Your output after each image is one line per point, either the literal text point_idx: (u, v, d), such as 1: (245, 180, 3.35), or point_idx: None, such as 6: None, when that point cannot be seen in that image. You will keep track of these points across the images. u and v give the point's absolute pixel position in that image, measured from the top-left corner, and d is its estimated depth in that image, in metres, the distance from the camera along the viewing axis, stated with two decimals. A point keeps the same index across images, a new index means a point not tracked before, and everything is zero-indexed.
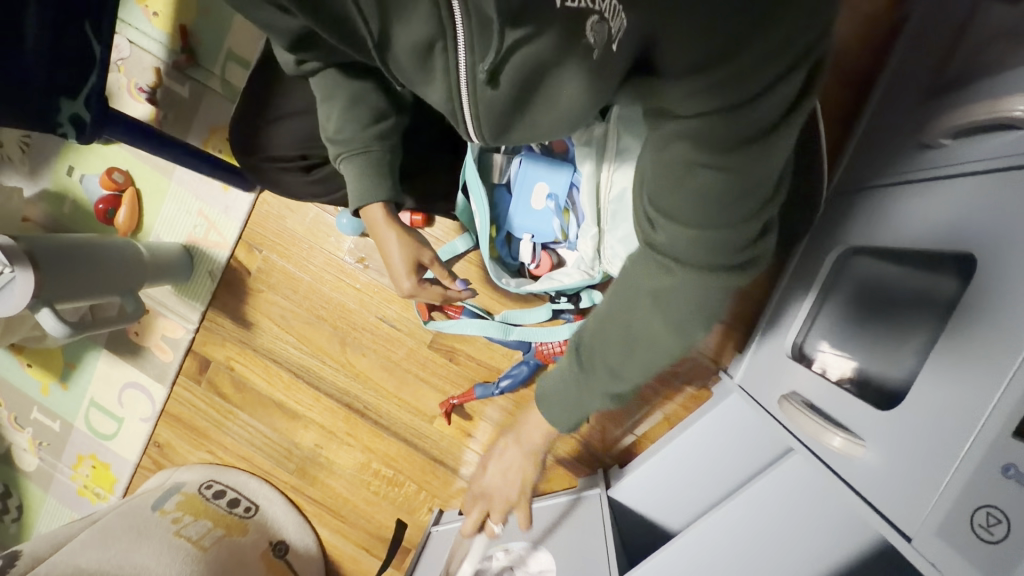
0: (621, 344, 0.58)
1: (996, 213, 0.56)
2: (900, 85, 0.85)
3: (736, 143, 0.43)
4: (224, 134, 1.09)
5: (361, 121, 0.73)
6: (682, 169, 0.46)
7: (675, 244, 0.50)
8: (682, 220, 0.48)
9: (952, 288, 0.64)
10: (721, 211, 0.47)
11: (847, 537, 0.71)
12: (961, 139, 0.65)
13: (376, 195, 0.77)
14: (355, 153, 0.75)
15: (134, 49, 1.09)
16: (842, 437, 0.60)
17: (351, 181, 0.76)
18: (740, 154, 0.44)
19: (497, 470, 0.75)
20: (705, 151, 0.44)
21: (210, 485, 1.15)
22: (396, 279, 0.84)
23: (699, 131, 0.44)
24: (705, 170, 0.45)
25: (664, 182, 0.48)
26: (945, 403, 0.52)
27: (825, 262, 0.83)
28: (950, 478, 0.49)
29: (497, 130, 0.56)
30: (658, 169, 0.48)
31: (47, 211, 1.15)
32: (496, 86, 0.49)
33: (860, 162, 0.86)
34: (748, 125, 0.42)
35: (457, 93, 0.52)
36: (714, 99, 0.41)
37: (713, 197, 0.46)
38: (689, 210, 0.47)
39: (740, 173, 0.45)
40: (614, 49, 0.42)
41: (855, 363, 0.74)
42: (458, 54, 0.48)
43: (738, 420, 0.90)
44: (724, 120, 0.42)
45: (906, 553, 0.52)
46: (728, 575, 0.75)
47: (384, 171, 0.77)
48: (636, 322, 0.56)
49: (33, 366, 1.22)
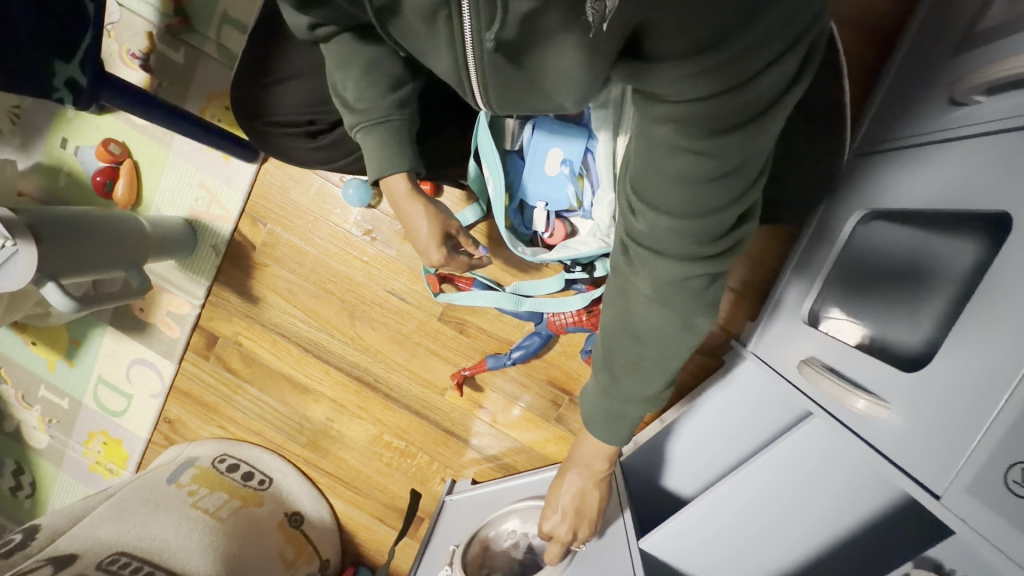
0: (623, 320, 0.56)
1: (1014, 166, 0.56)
2: (928, 41, 0.82)
3: (725, 127, 0.40)
4: (222, 102, 1.05)
5: (379, 90, 0.71)
6: (667, 156, 0.43)
7: (656, 232, 0.48)
8: (666, 208, 0.46)
9: (972, 254, 0.64)
10: (705, 198, 0.44)
11: (862, 496, 0.73)
12: (996, 95, 0.62)
13: (396, 167, 0.74)
14: (375, 123, 0.72)
15: (124, 12, 1.04)
16: (866, 399, 0.60)
17: (370, 154, 0.74)
18: (728, 139, 0.41)
19: (569, 499, 0.74)
20: (693, 137, 0.41)
21: (223, 459, 1.15)
22: (424, 251, 0.82)
23: (688, 116, 0.40)
24: (691, 155, 0.42)
25: (648, 163, 0.45)
26: (977, 360, 0.51)
27: (844, 227, 0.82)
28: (983, 435, 0.49)
29: (503, 94, 0.54)
30: (644, 152, 0.45)
31: (42, 185, 1.11)
32: (504, 56, 0.48)
33: (883, 122, 0.84)
34: (742, 105, 0.39)
35: (463, 60, 0.51)
36: (706, 85, 0.38)
37: (699, 186, 0.44)
38: (672, 199, 0.45)
39: (729, 159, 0.42)
40: (607, 28, 0.36)
41: (867, 328, 0.74)
42: (464, 23, 0.47)
43: (752, 386, 0.91)
44: (716, 105, 0.39)
45: (935, 509, 0.53)
46: (747, 534, 0.78)
47: (405, 141, 0.74)
48: (636, 317, 0.54)
49: (38, 344, 1.21)
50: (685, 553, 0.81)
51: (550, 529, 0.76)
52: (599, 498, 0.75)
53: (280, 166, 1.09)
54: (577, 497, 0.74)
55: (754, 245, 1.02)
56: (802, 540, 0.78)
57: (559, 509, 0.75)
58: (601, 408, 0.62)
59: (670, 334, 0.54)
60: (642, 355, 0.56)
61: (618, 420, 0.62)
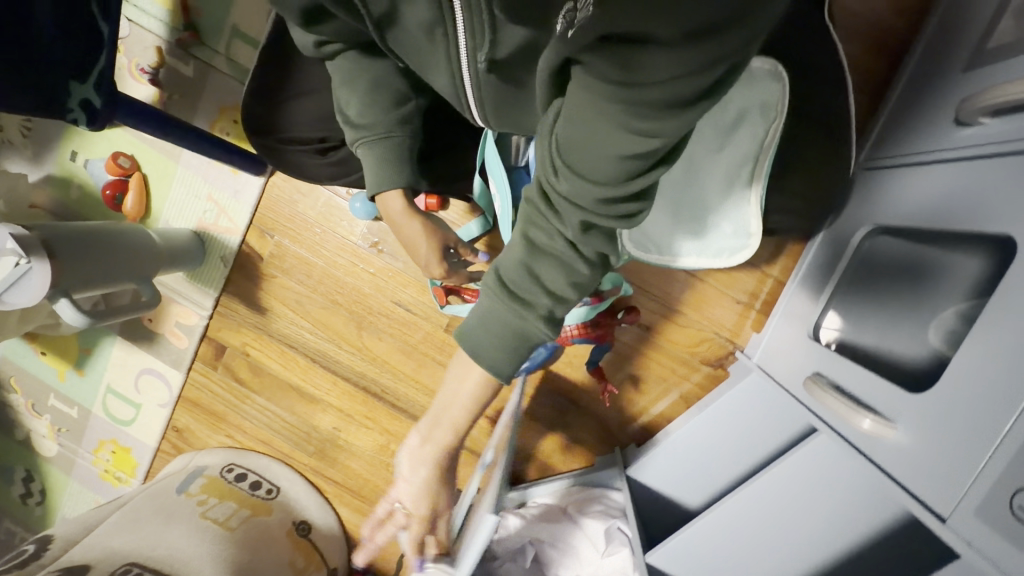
0: (527, 253, 0.50)
1: (1003, 192, 0.59)
2: (933, 60, 0.83)
3: (669, 113, 0.37)
4: (232, 115, 1.06)
5: (383, 109, 0.72)
6: (610, 125, 0.39)
7: (579, 193, 0.44)
8: (592, 175, 0.42)
9: (976, 268, 0.65)
10: (632, 170, 0.41)
11: (867, 513, 0.73)
12: (1003, 116, 0.63)
13: (395, 183, 0.75)
14: (376, 138, 0.73)
15: (135, 27, 1.05)
16: (872, 419, 0.61)
17: (370, 168, 0.74)
18: (670, 123, 0.37)
19: (412, 467, 0.64)
20: (644, 112, 0.37)
21: (232, 468, 1.17)
22: (426, 267, 0.84)
23: (640, 97, 0.36)
24: (628, 132, 0.38)
25: (583, 130, 0.40)
26: (981, 378, 0.52)
27: (851, 242, 0.83)
28: (990, 458, 0.49)
29: (497, 108, 0.59)
30: (580, 117, 0.40)
31: (53, 197, 1.13)
32: (497, 74, 0.52)
33: (890, 136, 0.85)
34: (695, 93, 0.35)
35: (460, 77, 0.56)
36: (676, 68, 0.33)
37: (636, 159, 0.40)
38: (599, 167, 0.41)
39: (669, 137, 0.39)
40: (571, 36, 0.36)
41: (868, 341, 0.76)
42: (459, 45, 0.51)
43: (760, 400, 0.91)
44: (667, 91, 0.35)
45: (939, 532, 0.52)
46: (752, 546, 0.79)
47: (403, 158, 0.75)
48: (540, 264, 0.50)
49: (48, 353, 1.22)
50: (691, 568, 0.83)
51: (395, 498, 0.66)
52: (439, 485, 0.65)
53: (288, 179, 1.09)
54: (420, 468, 0.64)
55: (761, 258, 1.02)
56: (809, 555, 0.79)
57: (403, 479, 0.65)
58: (495, 339, 0.52)
59: (575, 272, 0.50)
60: (542, 298, 0.50)
61: (518, 344, 0.52)
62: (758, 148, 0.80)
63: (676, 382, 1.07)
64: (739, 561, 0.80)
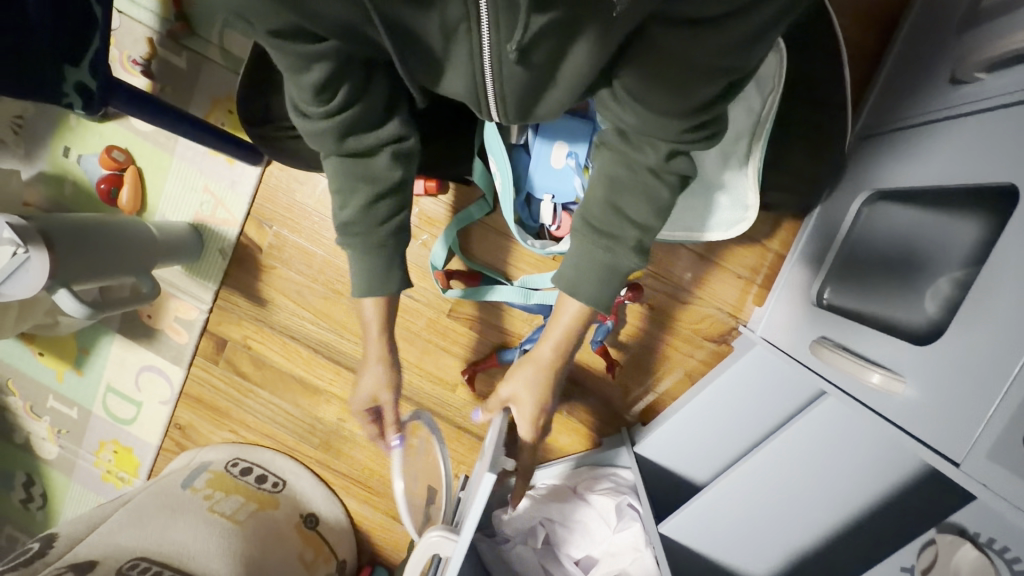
0: (609, 189, 0.58)
1: (1011, 137, 0.59)
2: (927, 27, 0.84)
3: (725, 48, 0.47)
4: (226, 105, 1.05)
5: (374, 222, 0.66)
6: (680, 68, 0.49)
7: (651, 126, 0.55)
8: (659, 110, 0.53)
9: (972, 233, 0.68)
10: (692, 100, 0.51)
11: (879, 472, 0.74)
12: (998, 71, 0.64)
13: (387, 290, 0.70)
14: (373, 246, 0.67)
15: (124, 19, 1.04)
16: (881, 373, 0.61)
17: (363, 271, 0.69)
18: (726, 57, 0.47)
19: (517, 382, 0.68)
20: (707, 51, 0.47)
21: (237, 463, 1.15)
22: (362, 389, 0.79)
23: (703, 39, 0.46)
24: (692, 69, 0.48)
25: (655, 76, 0.51)
26: (989, 325, 0.52)
27: (851, 208, 0.84)
28: (1002, 402, 0.49)
29: (519, 103, 0.57)
30: (653, 73, 0.50)
31: (46, 194, 1.11)
32: (525, 64, 0.51)
33: (887, 103, 0.86)
34: (744, 29, 0.45)
35: (481, 75, 0.54)
36: (723, 8, 0.44)
37: (700, 91, 0.50)
38: (665, 103, 0.52)
39: (725, 69, 0.49)
40: None
41: (873, 308, 0.75)
42: (484, 36, 0.49)
43: (764, 372, 0.91)
44: (719, 29, 0.45)
45: (955, 477, 0.52)
46: (763, 513, 0.80)
47: (397, 265, 0.70)
48: (624, 199, 0.58)
49: (46, 354, 1.20)
50: (702, 538, 0.85)
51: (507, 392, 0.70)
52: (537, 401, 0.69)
53: (285, 168, 1.09)
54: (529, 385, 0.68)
55: (762, 231, 1.02)
56: (822, 520, 0.79)
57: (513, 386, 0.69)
58: (586, 277, 0.59)
59: (658, 198, 0.58)
60: (629, 227, 0.58)
61: (608, 278, 0.60)
62: (755, 122, 0.82)
63: (681, 359, 1.07)
64: (753, 526, 0.82)
